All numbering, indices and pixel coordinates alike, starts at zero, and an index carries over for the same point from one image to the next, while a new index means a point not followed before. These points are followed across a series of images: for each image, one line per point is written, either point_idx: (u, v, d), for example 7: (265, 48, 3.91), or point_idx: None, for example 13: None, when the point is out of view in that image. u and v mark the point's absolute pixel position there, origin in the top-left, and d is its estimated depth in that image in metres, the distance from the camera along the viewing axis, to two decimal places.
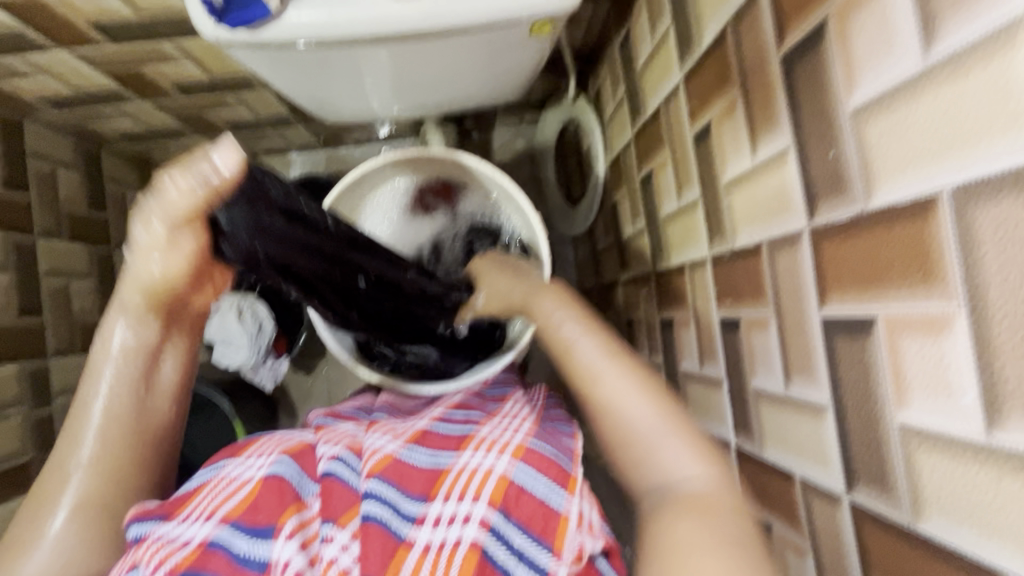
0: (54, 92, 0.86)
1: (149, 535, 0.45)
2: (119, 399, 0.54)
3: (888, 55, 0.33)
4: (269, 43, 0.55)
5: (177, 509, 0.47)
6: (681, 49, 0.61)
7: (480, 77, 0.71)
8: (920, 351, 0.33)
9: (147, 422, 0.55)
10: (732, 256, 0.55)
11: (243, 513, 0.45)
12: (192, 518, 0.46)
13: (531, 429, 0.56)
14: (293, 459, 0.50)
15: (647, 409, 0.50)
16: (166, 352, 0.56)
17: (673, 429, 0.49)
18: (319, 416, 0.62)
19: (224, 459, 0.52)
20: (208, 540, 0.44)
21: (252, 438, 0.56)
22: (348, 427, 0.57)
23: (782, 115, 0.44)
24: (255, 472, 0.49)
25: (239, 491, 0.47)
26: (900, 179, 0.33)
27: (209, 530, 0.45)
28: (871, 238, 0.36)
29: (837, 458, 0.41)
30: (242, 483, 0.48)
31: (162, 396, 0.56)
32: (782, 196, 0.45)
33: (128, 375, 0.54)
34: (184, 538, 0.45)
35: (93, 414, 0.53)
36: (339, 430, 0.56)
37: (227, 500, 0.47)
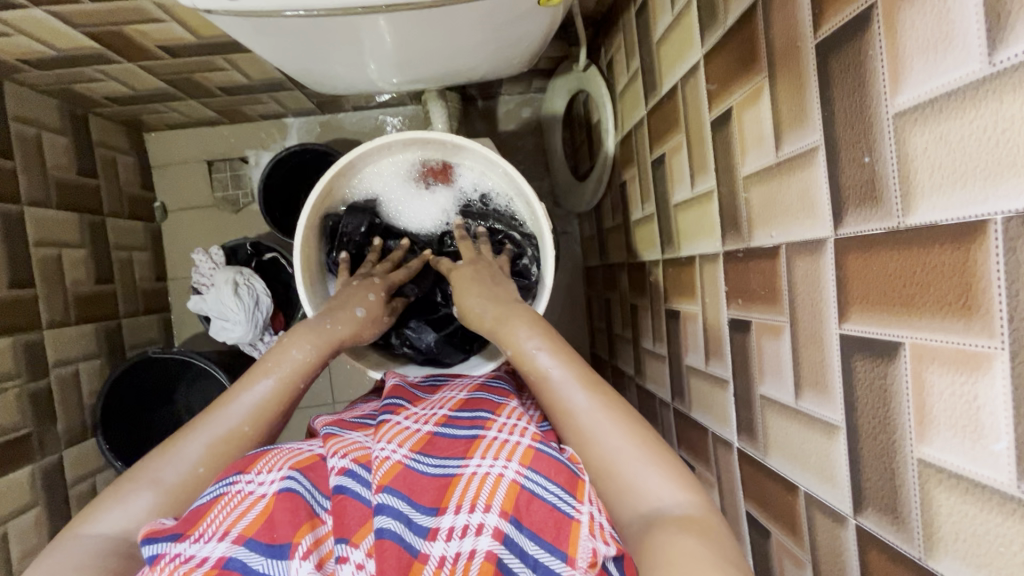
0: (34, 52, 0.81)
1: (164, 556, 0.42)
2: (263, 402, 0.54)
3: (941, 55, 0.29)
4: (254, 10, 0.51)
5: (192, 522, 0.45)
6: (703, 24, 0.56)
7: (482, 50, 0.66)
8: (949, 386, 0.30)
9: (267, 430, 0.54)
10: (747, 255, 0.52)
11: (259, 531, 0.44)
12: (207, 537, 0.44)
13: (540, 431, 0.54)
14: (303, 473, 0.49)
15: (617, 431, 0.49)
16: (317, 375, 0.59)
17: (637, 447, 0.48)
18: (324, 425, 0.59)
19: (233, 472, 0.48)
20: (225, 560, 0.42)
21: (259, 452, 0.51)
22: (357, 435, 0.54)
23: (813, 110, 0.40)
24: (264, 488, 0.47)
25: (251, 508, 0.46)
26: (944, 198, 0.30)
27: (224, 549, 0.43)
28: (901, 257, 0.33)
29: (846, 479, 0.40)
30: (255, 499, 0.46)
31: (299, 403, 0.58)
32: (806, 198, 0.42)
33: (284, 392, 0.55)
34: (201, 556, 0.43)
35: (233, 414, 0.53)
36: (348, 438, 0.53)
37: (241, 518, 0.45)
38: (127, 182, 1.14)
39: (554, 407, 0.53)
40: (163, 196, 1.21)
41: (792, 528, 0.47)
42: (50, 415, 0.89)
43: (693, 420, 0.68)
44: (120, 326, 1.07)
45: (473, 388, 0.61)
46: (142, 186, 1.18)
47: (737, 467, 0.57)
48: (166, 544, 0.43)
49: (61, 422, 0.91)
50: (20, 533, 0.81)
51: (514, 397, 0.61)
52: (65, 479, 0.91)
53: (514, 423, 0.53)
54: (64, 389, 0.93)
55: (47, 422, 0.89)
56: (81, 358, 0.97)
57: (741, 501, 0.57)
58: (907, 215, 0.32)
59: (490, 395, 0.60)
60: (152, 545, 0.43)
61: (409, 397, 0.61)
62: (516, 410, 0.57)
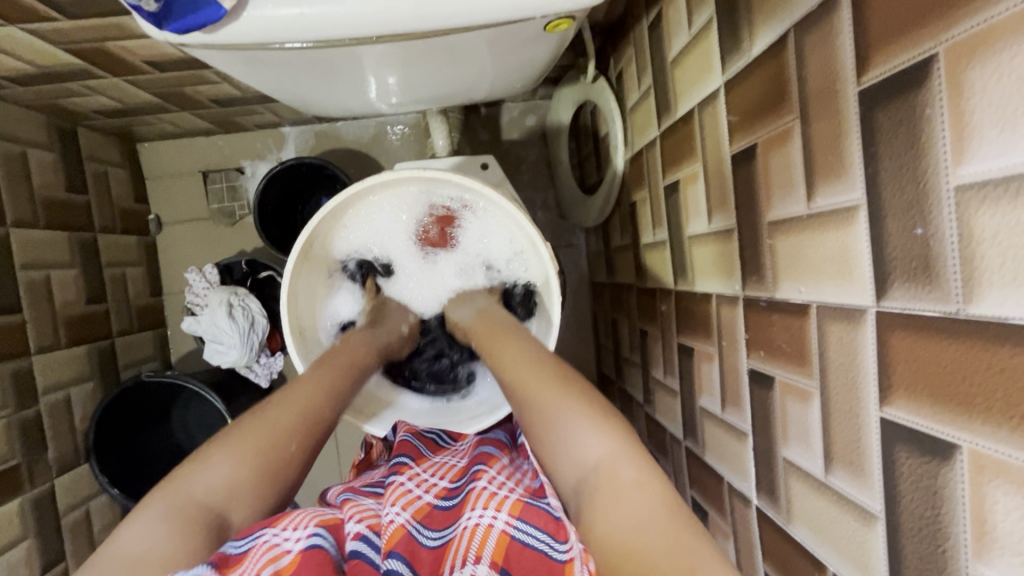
0: (14, 69, 0.77)
1: None
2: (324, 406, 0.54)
3: (1020, 129, 0.25)
4: (234, 43, 0.47)
5: (225, 567, 0.41)
6: (725, 49, 0.51)
7: (484, 74, 0.62)
8: (1016, 508, 0.26)
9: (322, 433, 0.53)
10: (770, 306, 0.48)
11: None
12: None
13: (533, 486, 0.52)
14: (327, 531, 0.46)
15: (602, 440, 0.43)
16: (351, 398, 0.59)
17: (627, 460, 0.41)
18: (337, 494, 0.57)
19: (260, 527, 0.44)
20: None
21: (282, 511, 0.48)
22: (370, 501, 0.52)
23: (854, 164, 0.35)
24: (290, 543, 0.43)
25: (276, 560, 0.41)
26: (1018, 293, 0.25)
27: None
28: (962, 350, 0.28)
29: (883, 573, 0.36)
30: (281, 552, 0.42)
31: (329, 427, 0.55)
32: (843, 260, 0.37)
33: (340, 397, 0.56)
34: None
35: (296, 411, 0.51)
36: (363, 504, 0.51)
37: (266, 566, 0.41)
38: (120, 196, 1.10)
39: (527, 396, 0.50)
40: (157, 209, 1.18)
41: None
42: (39, 443, 0.87)
43: (707, 464, 0.65)
44: (114, 345, 1.05)
45: (474, 447, 0.60)
46: (136, 199, 1.14)
47: (756, 526, 0.54)
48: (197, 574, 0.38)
49: (52, 449, 0.89)
50: (9, 568, 0.79)
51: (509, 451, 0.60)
52: (57, 508, 0.89)
53: (504, 478, 0.52)
54: (54, 415, 0.90)
55: (37, 451, 0.86)
56: (72, 382, 0.95)
57: (759, 561, 0.54)
58: (969, 304, 0.28)
59: (491, 448, 0.59)
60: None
61: (411, 454, 0.59)
62: (506, 465, 0.55)
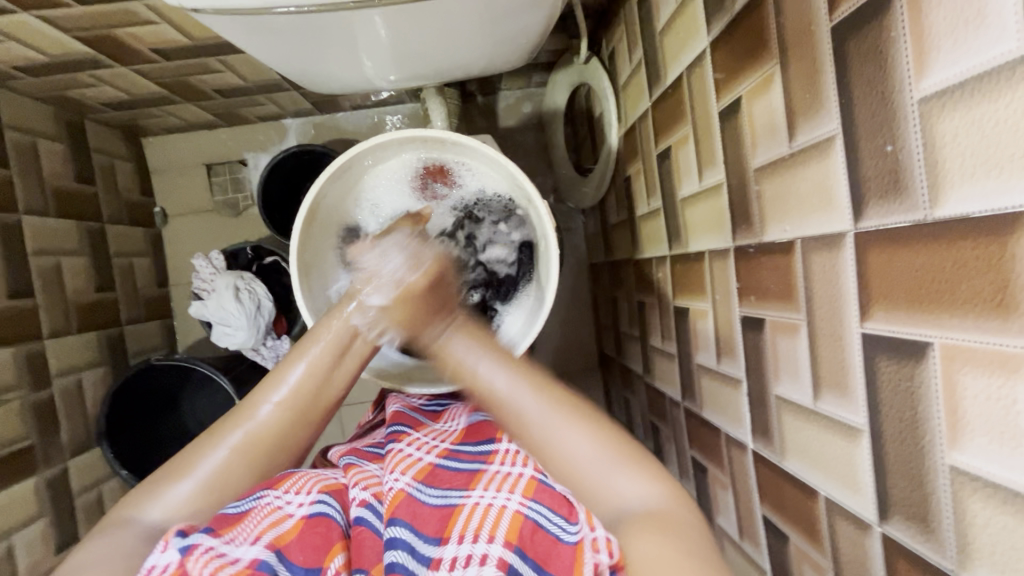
0: (26, 59, 0.80)
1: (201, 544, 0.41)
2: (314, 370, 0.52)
3: (972, 35, 0.27)
4: (243, 8, 0.49)
5: (224, 526, 0.45)
6: (708, 10, 0.54)
7: (480, 44, 0.64)
8: (984, 390, 0.28)
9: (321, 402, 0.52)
10: (759, 251, 0.50)
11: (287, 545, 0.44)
12: (239, 540, 0.44)
13: None
14: (332, 497, 0.50)
15: (508, 380, 0.49)
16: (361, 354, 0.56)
17: (542, 400, 0.47)
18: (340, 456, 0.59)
19: (262, 488, 0.50)
20: (257, 561, 0.41)
21: (287, 471, 0.53)
22: (372, 466, 0.55)
23: (829, 97, 0.37)
24: (295, 509, 0.48)
25: (282, 524, 0.46)
26: (976, 187, 0.28)
27: (256, 552, 0.42)
28: (930, 252, 0.31)
29: (869, 484, 0.38)
30: (284, 517, 0.47)
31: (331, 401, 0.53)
32: (823, 191, 0.39)
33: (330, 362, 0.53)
34: (233, 555, 0.41)
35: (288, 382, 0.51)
36: (367, 469, 0.54)
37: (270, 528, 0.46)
38: (127, 189, 1.13)
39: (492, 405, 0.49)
40: (162, 202, 1.20)
41: (812, 533, 0.46)
42: (52, 425, 0.88)
43: (704, 420, 0.66)
44: (122, 333, 1.06)
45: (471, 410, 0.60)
46: (142, 192, 1.17)
47: (753, 469, 0.55)
48: (199, 535, 0.41)
49: (65, 431, 0.91)
50: (26, 545, 0.80)
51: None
52: (70, 489, 0.90)
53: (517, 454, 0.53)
54: (66, 398, 0.92)
55: (51, 433, 0.88)
56: (83, 367, 0.97)
57: (757, 504, 0.55)
58: (934, 208, 0.30)
59: (488, 418, 0.59)
60: (183, 537, 0.41)
61: (410, 422, 0.60)
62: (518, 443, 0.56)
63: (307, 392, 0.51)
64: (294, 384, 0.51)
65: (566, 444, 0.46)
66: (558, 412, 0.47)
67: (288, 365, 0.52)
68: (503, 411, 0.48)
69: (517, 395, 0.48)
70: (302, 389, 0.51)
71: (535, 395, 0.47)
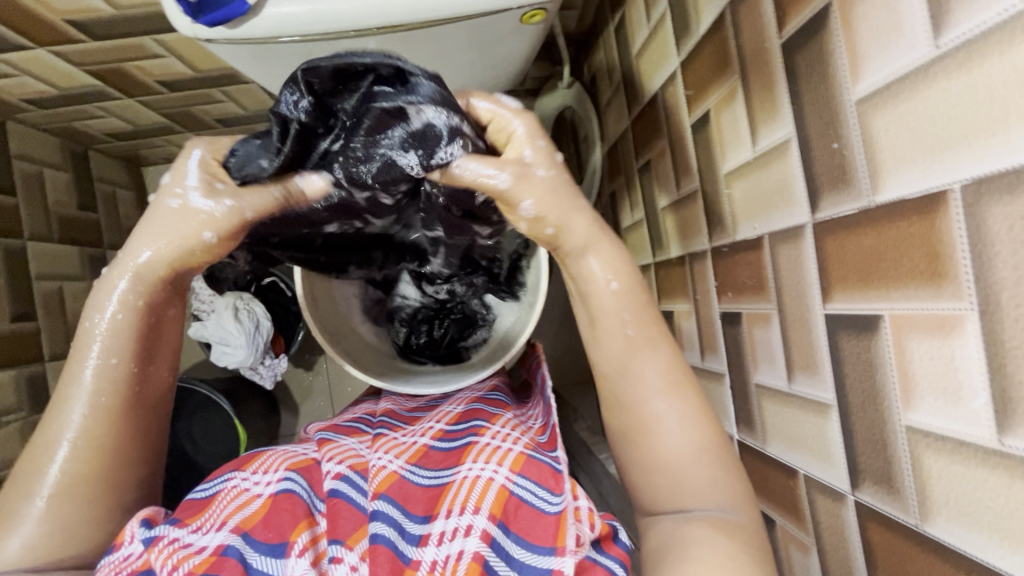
0: (38, 92, 0.84)
1: (164, 538, 0.42)
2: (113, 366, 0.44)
3: (894, 44, 0.31)
4: (252, 38, 0.54)
5: (189, 515, 0.47)
6: (677, 34, 0.59)
7: (470, 69, 0.69)
8: (929, 352, 0.32)
9: (143, 395, 0.46)
10: (733, 249, 0.53)
11: (254, 526, 0.45)
12: (205, 529, 0.45)
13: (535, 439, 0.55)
14: (300, 474, 0.51)
15: (673, 408, 0.47)
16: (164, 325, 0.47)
17: (696, 430, 0.46)
18: (317, 431, 0.60)
19: (230, 471, 0.51)
20: (223, 548, 0.43)
21: (257, 451, 0.54)
22: (352, 442, 0.56)
23: (783, 104, 0.42)
24: (263, 488, 0.49)
25: (250, 504, 0.47)
26: (907, 173, 0.32)
27: (222, 538, 0.44)
28: (874, 235, 0.35)
29: (842, 456, 0.41)
30: (252, 497, 0.48)
31: (152, 395, 0.47)
32: (784, 188, 0.43)
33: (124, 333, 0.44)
34: (199, 544, 0.43)
35: (76, 398, 0.44)
36: (344, 445, 0.55)
37: (239, 511, 0.47)
38: (127, 216, 1.15)
39: (631, 427, 0.48)
40: None
41: (795, 514, 0.48)
42: None
43: None
44: None
45: (470, 400, 0.62)
46: None
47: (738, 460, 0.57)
48: (164, 527, 0.44)
49: None
50: None
51: (509, 409, 0.62)
52: None
53: (508, 432, 0.54)
54: None
55: None
56: None
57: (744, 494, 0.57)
58: (876, 193, 0.34)
59: (488, 405, 0.61)
60: (148, 528, 0.43)
61: (405, 418, 0.62)
62: (510, 420, 0.57)
63: (112, 400, 0.45)
64: (84, 411, 0.44)
65: (682, 484, 0.46)
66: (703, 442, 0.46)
67: (66, 396, 0.44)
68: (636, 417, 0.47)
69: (688, 453, 0.46)
70: (94, 417, 0.44)
71: (692, 426, 0.46)
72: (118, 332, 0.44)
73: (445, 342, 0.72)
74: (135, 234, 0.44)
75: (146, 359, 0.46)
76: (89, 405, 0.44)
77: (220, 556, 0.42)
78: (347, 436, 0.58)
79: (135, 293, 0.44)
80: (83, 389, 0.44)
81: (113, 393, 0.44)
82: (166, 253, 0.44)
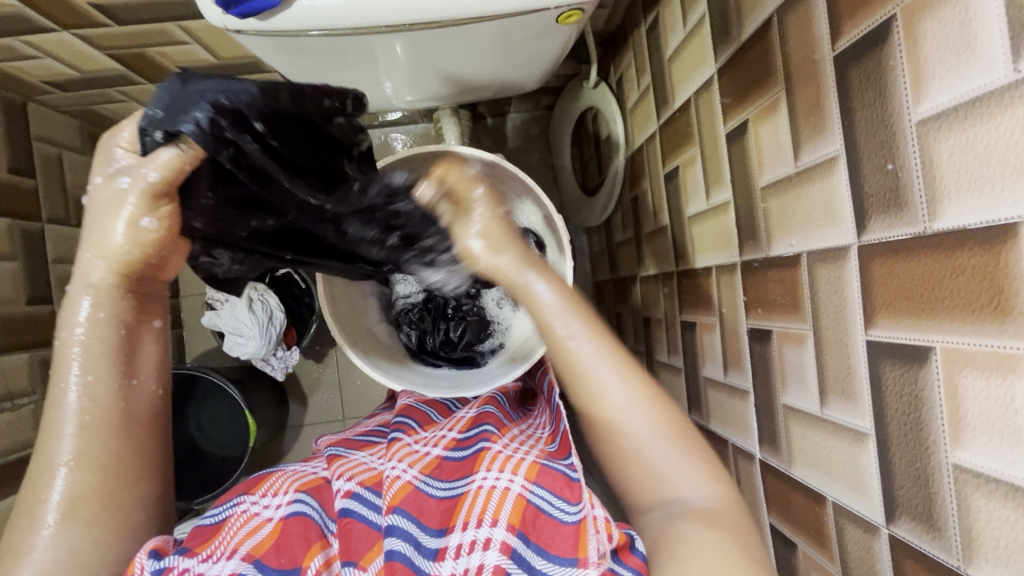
0: (61, 75, 0.83)
1: (175, 567, 0.42)
2: (98, 379, 0.44)
3: (964, 66, 0.30)
4: (280, 29, 0.52)
5: (199, 543, 0.46)
6: (717, 39, 0.57)
7: (498, 67, 0.67)
8: (984, 390, 0.30)
9: (134, 410, 0.46)
10: (766, 264, 0.51)
11: (267, 552, 0.45)
12: (216, 556, 0.45)
13: (545, 450, 0.54)
14: (310, 495, 0.50)
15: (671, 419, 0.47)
16: (145, 335, 0.47)
17: (651, 413, 0.47)
18: (327, 446, 0.59)
19: (238, 495, 0.51)
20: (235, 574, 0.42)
21: (265, 472, 0.54)
22: (362, 456, 0.55)
23: (832, 120, 0.40)
24: (273, 511, 0.48)
25: (261, 529, 0.47)
26: (969, 201, 0.30)
27: (234, 566, 0.43)
28: (929, 263, 0.33)
29: (877, 487, 0.39)
30: (262, 521, 0.47)
31: (141, 409, 0.47)
32: (828, 206, 0.42)
33: (105, 348, 0.45)
34: (211, 574, 0.43)
35: (66, 417, 0.43)
36: (354, 459, 0.54)
37: (250, 537, 0.46)
38: None
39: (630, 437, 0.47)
40: None
41: (819, 540, 0.47)
42: None
43: (712, 432, 0.67)
44: None
45: (482, 404, 0.60)
46: None
47: (760, 480, 0.56)
48: (174, 557, 0.42)
49: None
50: None
51: (515, 420, 0.61)
52: None
53: (518, 444, 0.53)
54: None
55: None
56: None
57: (764, 514, 0.56)
58: (933, 220, 0.32)
59: (497, 412, 0.59)
60: (157, 559, 0.42)
61: (420, 419, 0.60)
62: (518, 434, 0.56)
63: (100, 425, 0.44)
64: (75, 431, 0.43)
65: (663, 475, 0.45)
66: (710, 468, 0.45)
67: (58, 408, 0.44)
68: (650, 430, 0.47)
69: (659, 446, 0.46)
70: (84, 436, 0.43)
71: (646, 408, 0.47)
72: (90, 349, 0.44)
73: (461, 344, 0.72)
74: (83, 244, 0.44)
75: (129, 373, 0.46)
76: (77, 426, 0.43)
77: None
78: (358, 450, 0.57)
79: (105, 308, 0.45)
80: (69, 409, 0.43)
81: (98, 409, 0.44)
82: (110, 256, 0.44)
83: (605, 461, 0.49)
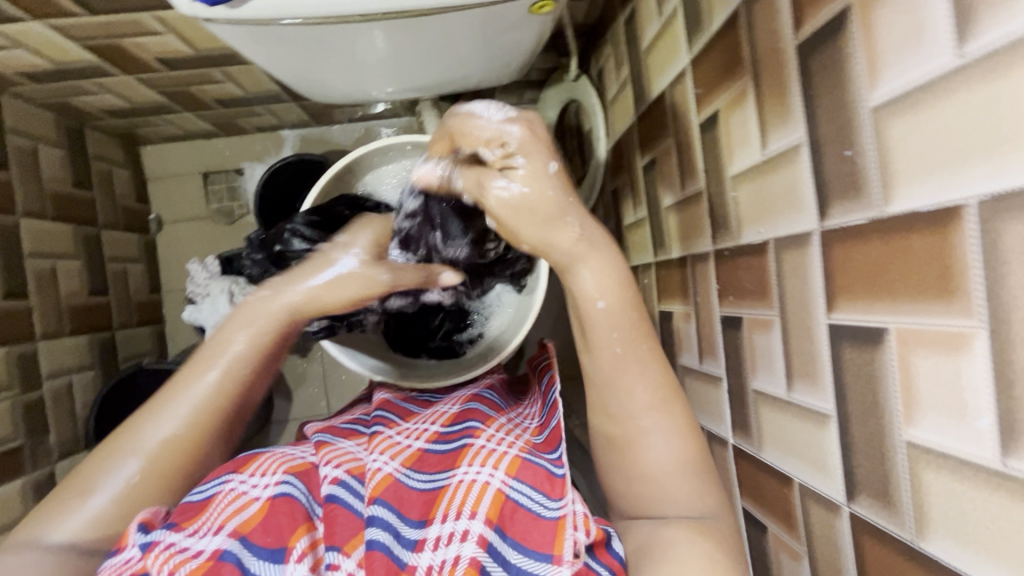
0: (34, 66, 0.82)
1: (160, 542, 0.43)
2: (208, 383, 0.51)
3: (914, 53, 0.31)
4: (252, 19, 0.52)
5: (187, 517, 0.46)
6: (689, 30, 0.58)
7: (475, 58, 0.67)
8: (934, 367, 0.31)
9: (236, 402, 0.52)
10: (737, 252, 0.52)
11: (253, 530, 0.44)
12: (203, 531, 0.45)
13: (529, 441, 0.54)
14: (298, 478, 0.50)
15: (658, 420, 0.49)
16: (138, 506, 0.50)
17: (677, 439, 0.48)
18: (315, 432, 0.59)
19: (227, 472, 0.49)
20: (220, 551, 0.42)
21: (254, 453, 0.53)
22: (349, 444, 0.55)
23: (795, 110, 0.41)
24: (261, 492, 0.48)
25: (247, 508, 0.46)
26: (921, 185, 0.31)
27: (219, 542, 0.43)
28: (884, 246, 0.34)
29: (838, 467, 0.40)
30: (249, 501, 0.47)
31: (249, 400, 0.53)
32: (792, 193, 0.42)
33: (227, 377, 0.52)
34: (196, 548, 0.43)
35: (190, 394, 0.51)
36: (341, 447, 0.54)
37: (237, 515, 0.45)
38: (123, 195, 1.12)
39: (626, 454, 0.50)
40: (157, 208, 1.19)
41: (787, 521, 0.48)
42: (41, 429, 0.88)
43: None
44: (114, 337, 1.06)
45: (466, 399, 0.61)
46: (138, 198, 1.16)
47: (733, 464, 0.57)
48: (160, 532, 0.43)
49: (54, 434, 0.90)
50: None
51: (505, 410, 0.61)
52: None
53: (503, 434, 0.53)
54: (56, 401, 0.92)
55: (40, 435, 0.87)
56: (75, 369, 0.96)
57: (737, 497, 0.57)
58: (888, 204, 0.33)
59: (483, 407, 0.59)
60: (144, 533, 0.43)
61: (400, 412, 0.61)
62: (505, 424, 0.56)
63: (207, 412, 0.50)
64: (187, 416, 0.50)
65: (668, 497, 0.48)
66: (694, 472, 0.48)
67: None
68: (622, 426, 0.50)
69: (671, 476, 0.48)
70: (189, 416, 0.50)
71: (674, 436, 0.48)
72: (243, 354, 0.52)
73: (440, 334, 0.72)
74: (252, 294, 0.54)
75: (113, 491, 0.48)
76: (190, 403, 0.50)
77: (217, 560, 0.42)
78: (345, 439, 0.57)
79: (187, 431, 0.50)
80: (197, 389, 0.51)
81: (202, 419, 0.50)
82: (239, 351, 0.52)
83: (605, 460, 0.52)
